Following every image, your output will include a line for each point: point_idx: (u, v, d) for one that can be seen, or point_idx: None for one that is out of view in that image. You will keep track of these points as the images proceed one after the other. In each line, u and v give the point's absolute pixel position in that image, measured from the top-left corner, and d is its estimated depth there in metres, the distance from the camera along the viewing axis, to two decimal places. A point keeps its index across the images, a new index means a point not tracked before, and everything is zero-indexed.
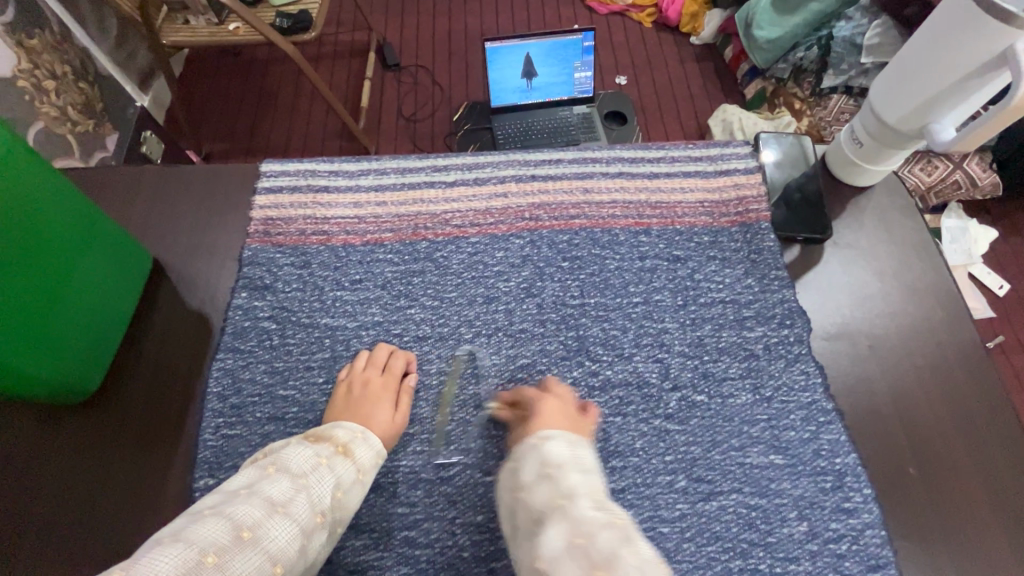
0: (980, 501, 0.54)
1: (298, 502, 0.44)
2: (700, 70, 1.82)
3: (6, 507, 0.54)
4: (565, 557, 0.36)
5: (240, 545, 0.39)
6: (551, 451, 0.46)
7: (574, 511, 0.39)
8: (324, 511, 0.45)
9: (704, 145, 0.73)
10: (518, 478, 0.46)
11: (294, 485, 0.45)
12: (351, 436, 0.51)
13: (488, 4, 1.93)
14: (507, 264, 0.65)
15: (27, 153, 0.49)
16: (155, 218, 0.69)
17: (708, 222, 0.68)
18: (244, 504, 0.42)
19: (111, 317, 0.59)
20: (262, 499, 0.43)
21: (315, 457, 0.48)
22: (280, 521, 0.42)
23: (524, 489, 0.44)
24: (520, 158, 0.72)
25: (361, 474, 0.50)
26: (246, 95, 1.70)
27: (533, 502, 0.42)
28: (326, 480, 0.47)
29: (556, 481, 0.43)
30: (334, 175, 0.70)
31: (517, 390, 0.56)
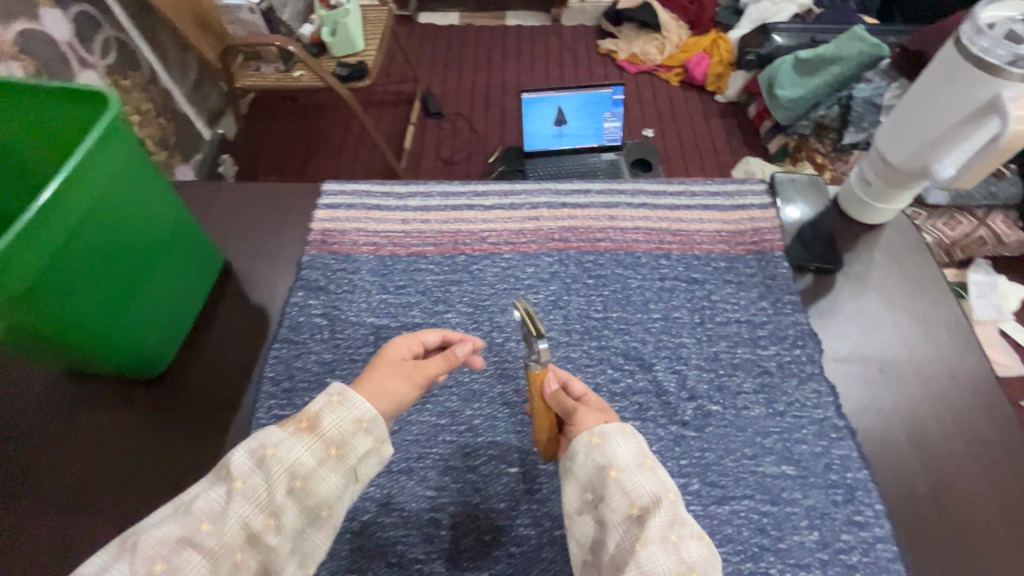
0: (996, 524, 0.55)
1: (233, 513, 0.40)
2: (724, 125, 1.92)
3: (79, 467, 0.61)
4: (668, 551, 0.40)
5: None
6: (645, 446, 0.49)
7: (678, 509, 0.44)
8: (277, 507, 0.41)
9: (723, 181, 0.79)
10: (610, 458, 0.46)
11: (227, 493, 0.40)
12: (325, 401, 0.46)
13: (526, 62, 2.10)
14: (536, 278, 0.71)
15: (144, 163, 0.58)
16: (227, 226, 0.78)
17: (725, 249, 0.73)
18: (166, 527, 0.39)
19: (187, 305, 0.67)
20: (188, 518, 0.39)
21: (259, 450, 0.42)
22: (196, 552, 0.38)
23: (625, 472, 0.45)
24: (552, 187, 0.79)
25: (333, 449, 0.44)
26: (301, 135, 1.86)
27: (637, 489, 0.44)
28: (278, 468, 0.42)
29: (656, 475, 0.46)
30: (385, 195, 0.79)
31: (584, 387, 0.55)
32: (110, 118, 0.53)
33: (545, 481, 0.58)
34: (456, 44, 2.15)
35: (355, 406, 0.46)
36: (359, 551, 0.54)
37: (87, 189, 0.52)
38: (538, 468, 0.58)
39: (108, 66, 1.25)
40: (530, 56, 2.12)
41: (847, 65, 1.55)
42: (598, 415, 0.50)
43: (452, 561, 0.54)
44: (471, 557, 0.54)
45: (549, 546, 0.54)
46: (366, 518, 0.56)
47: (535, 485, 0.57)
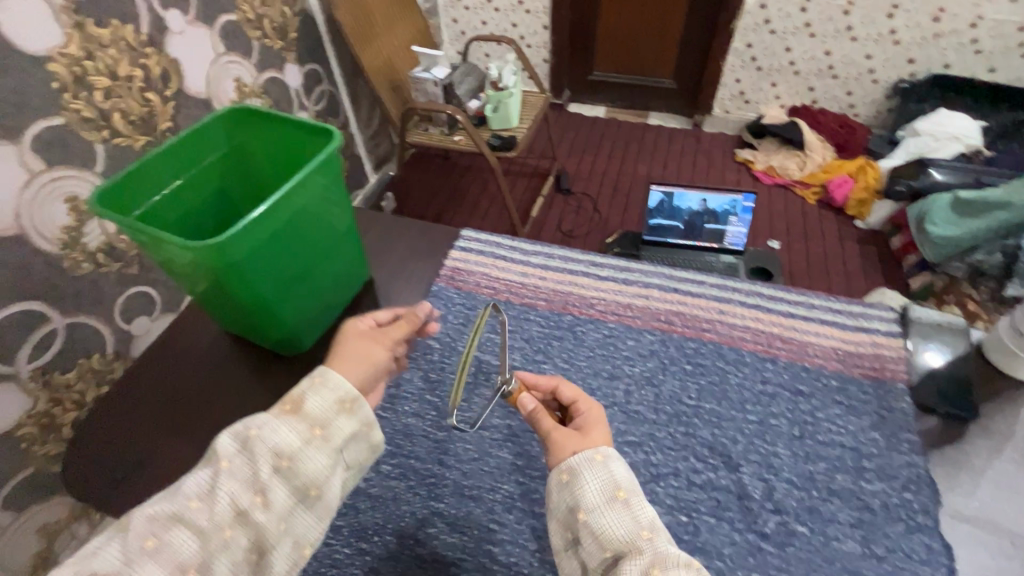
0: None
1: (221, 488, 0.43)
2: (860, 252, 1.84)
3: (220, 419, 0.72)
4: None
5: (137, 557, 0.40)
6: (618, 473, 0.48)
7: (657, 546, 0.43)
8: (260, 485, 0.44)
9: (847, 300, 0.77)
10: (581, 499, 0.47)
11: (215, 472, 0.44)
12: (308, 385, 0.50)
13: (661, 158, 2.21)
14: (636, 352, 0.74)
15: (340, 187, 0.72)
16: (377, 247, 0.91)
17: (838, 368, 0.70)
18: (157, 507, 0.43)
19: (333, 302, 0.79)
20: (178, 498, 0.43)
21: (243, 432, 0.46)
22: (184, 528, 0.42)
23: (595, 513, 0.46)
24: (666, 271, 0.83)
25: (316, 432, 0.48)
26: (445, 188, 2.10)
27: (608, 531, 0.45)
28: (262, 450, 0.45)
29: (632, 511, 0.46)
30: (512, 249, 0.88)
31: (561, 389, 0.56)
32: (330, 148, 0.67)
33: None
34: (597, 134, 2.33)
35: (336, 386, 0.50)
36: (418, 560, 0.58)
37: (298, 198, 0.65)
38: None
39: (317, 110, 1.55)
40: (666, 154, 2.22)
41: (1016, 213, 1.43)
42: (573, 443, 0.51)
43: None
44: None
45: None
46: (430, 531, 0.60)
47: None
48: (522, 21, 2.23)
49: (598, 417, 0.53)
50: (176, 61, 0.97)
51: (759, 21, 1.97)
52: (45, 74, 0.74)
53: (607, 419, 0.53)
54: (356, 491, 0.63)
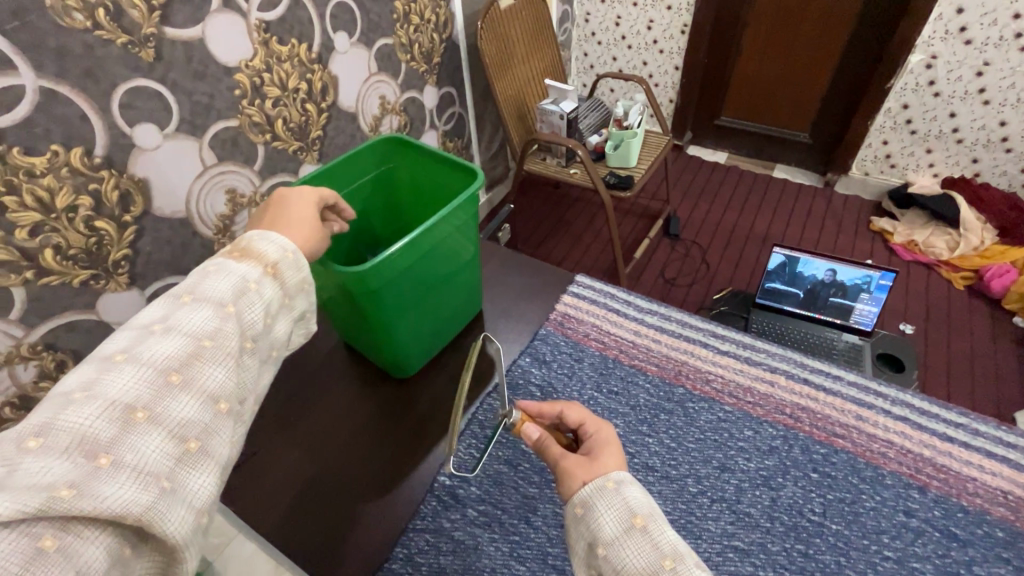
0: None
1: (229, 330, 0.43)
2: (1017, 356, 1.58)
3: (325, 426, 0.75)
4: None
5: (170, 388, 0.38)
6: (635, 499, 0.46)
7: None
8: (253, 333, 0.46)
9: (1021, 434, 0.66)
10: (599, 531, 0.45)
11: (220, 314, 0.43)
12: (278, 254, 0.50)
13: (783, 215, 2.06)
14: (753, 445, 0.67)
15: (475, 226, 0.74)
16: (490, 281, 0.92)
17: (1007, 518, 0.59)
18: (160, 343, 0.40)
19: (444, 332, 0.81)
20: (182, 335, 0.41)
21: (230, 296, 0.45)
22: (208, 361, 0.41)
23: (614, 546, 0.44)
24: (796, 358, 0.76)
25: (287, 296, 0.50)
26: (551, 217, 2.11)
27: (630, 566, 0.43)
28: (248, 307, 0.46)
29: (651, 539, 0.43)
30: (626, 304, 0.86)
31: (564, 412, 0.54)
32: (473, 189, 0.69)
33: None
34: (715, 180, 2.23)
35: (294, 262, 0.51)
36: None
37: (437, 233, 0.67)
38: None
39: (445, 130, 1.63)
40: (789, 211, 2.07)
41: None
42: (581, 471, 0.48)
43: None
44: None
45: None
46: None
47: None
48: (653, 59, 2.20)
49: (609, 438, 0.51)
50: (337, 76, 1.05)
51: (923, 81, 1.78)
52: (231, 82, 0.83)
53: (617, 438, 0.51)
54: (439, 529, 0.63)
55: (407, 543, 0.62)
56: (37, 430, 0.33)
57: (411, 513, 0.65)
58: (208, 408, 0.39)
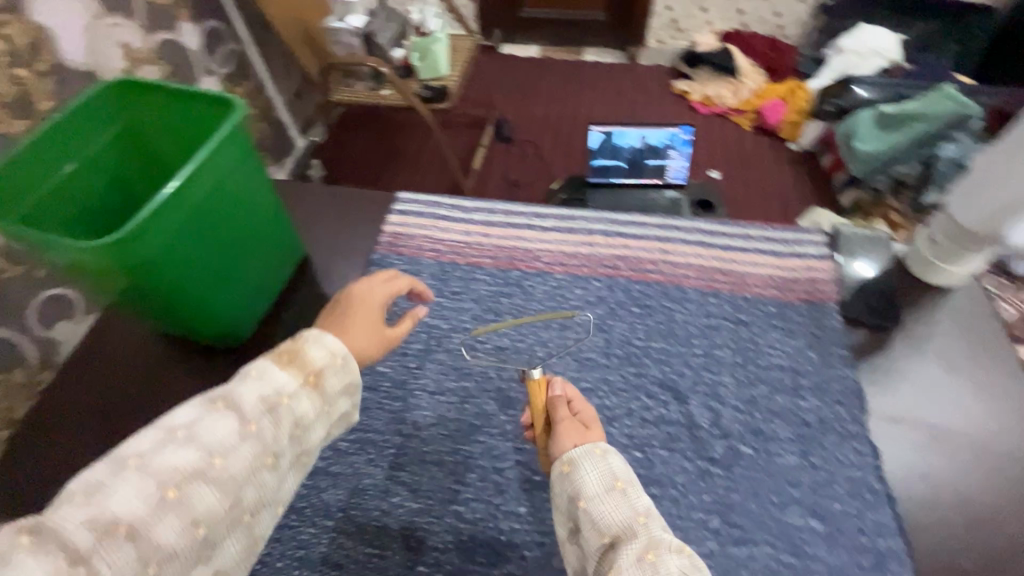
0: None
1: (240, 450, 0.41)
2: (795, 173, 1.90)
3: None
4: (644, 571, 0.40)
5: (161, 509, 0.36)
6: (616, 465, 0.48)
7: (651, 532, 0.43)
8: (275, 451, 0.43)
9: (780, 227, 0.80)
10: (581, 486, 0.47)
11: (241, 431, 0.41)
12: (330, 360, 0.47)
13: (599, 96, 2.17)
14: (584, 300, 0.74)
15: (252, 160, 0.66)
16: (310, 220, 0.86)
17: (776, 295, 0.73)
18: (178, 455, 0.39)
19: (269, 287, 0.74)
20: (197, 448, 0.39)
21: (273, 398, 0.43)
22: (210, 480, 0.39)
23: (593, 501, 0.45)
24: (609, 215, 0.83)
25: (328, 406, 0.47)
26: (381, 147, 2.00)
27: (605, 518, 0.44)
28: (275, 419, 0.43)
29: (628, 496, 0.45)
30: (452, 207, 0.86)
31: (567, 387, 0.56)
32: (232, 122, 0.61)
33: None
34: (533, 74, 2.25)
35: (345, 373, 0.48)
36: (385, 529, 0.58)
37: (206, 181, 0.59)
38: None
39: (226, 73, 1.42)
40: (603, 90, 2.18)
41: (931, 121, 1.52)
42: (577, 434, 0.50)
43: (469, 555, 0.57)
44: (485, 553, 0.57)
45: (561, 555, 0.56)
46: (394, 501, 0.60)
47: None
48: None
49: (597, 417, 0.53)
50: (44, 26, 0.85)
51: None
52: None
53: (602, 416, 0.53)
54: (314, 470, 0.62)
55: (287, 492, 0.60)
56: (30, 527, 0.33)
57: None
58: (186, 534, 0.37)
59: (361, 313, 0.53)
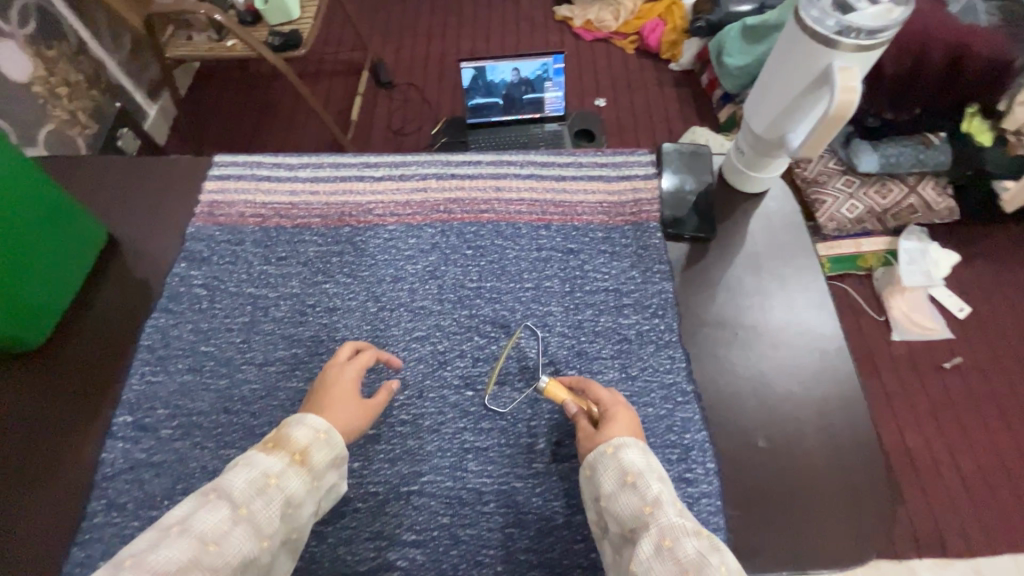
0: (814, 462, 0.60)
1: (235, 535, 0.42)
2: (677, 93, 1.91)
3: None
4: (658, 560, 0.41)
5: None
6: (629, 458, 0.50)
7: (662, 517, 0.44)
8: (270, 535, 0.44)
9: (611, 152, 0.81)
10: (599, 487, 0.50)
11: (233, 516, 0.43)
12: (313, 438, 0.50)
13: (480, 29, 2.06)
14: (417, 249, 0.73)
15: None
16: (116, 199, 0.77)
17: (604, 220, 0.75)
18: (172, 548, 0.39)
19: (61, 281, 0.66)
20: (191, 539, 0.40)
21: (263, 478, 0.46)
22: (212, 564, 0.40)
23: (612, 497, 0.48)
24: (443, 159, 0.81)
25: (316, 482, 0.49)
26: (249, 104, 1.80)
27: (622, 511, 0.47)
28: (266, 499, 0.45)
29: (639, 490, 0.47)
30: (276, 167, 0.80)
31: (585, 383, 0.59)
32: None
33: (397, 441, 0.60)
34: (410, 12, 2.11)
35: (330, 447, 0.51)
36: None
37: None
38: (393, 430, 0.61)
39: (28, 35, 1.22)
40: (484, 23, 2.08)
41: None
42: (606, 433, 0.53)
43: None
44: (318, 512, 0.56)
45: (394, 501, 0.57)
46: None
47: (388, 446, 0.60)
48: None
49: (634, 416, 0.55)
50: None
51: None
52: None
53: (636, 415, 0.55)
54: (135, 464, 0.58)
55: (105, 491, 0.57)
56: None
57: (95, 465, 0.59)
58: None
59: (337, 392, 0.55)
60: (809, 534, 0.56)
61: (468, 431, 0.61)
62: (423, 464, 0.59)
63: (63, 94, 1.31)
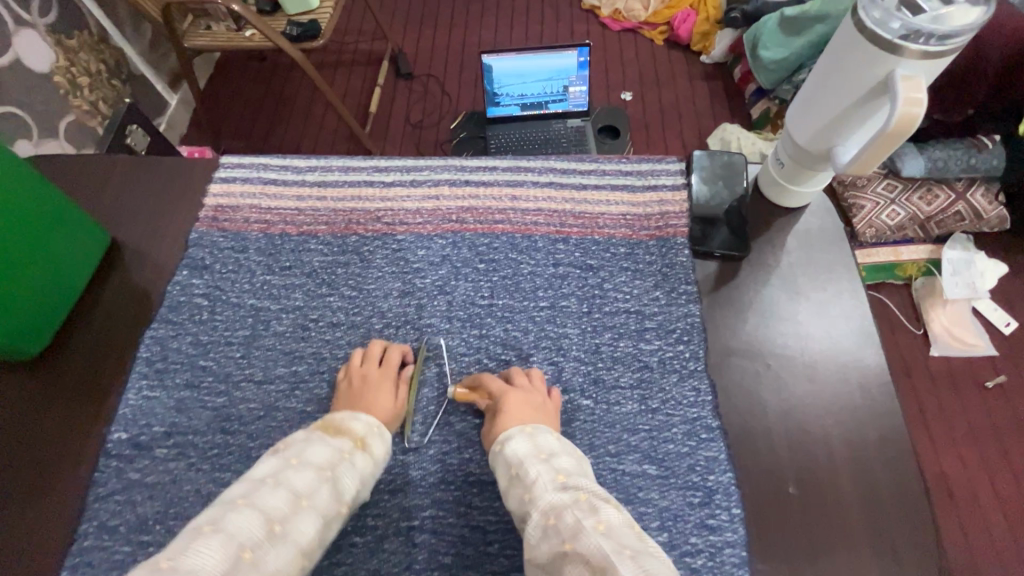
0: (852, 512, 0.54)
1: (321, 492, 0.47)
2: (707, 88, 1.82)
3: None
4: (545, 540, 0.41)
5: (272, 536, 0.42)
6: (514, 447, 0.50)
7: (540, 500, 0.44)
8: (341, 510, 0.48)
9: (636, 159, 0.75)
10: (497, 484, 0.50)
11: (318, 476, 0.48)
12: (366, 430, 0.54)
13: (504, 19, 1.99)
14: (426, 262, 0.69)
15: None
16: (120, 201, 0.75)
17: (627, 234, 0.70)
18: (272, 495, 0.45)
19: (60, 288, 0.64)
20: (237, 532, 0.41)
21: (334, 457, 0.51)
22: (306, 512, 0.45)
23: (506, 492, 0.48)
24: (457, 164, 0.76)
25: (375, 468, 0.53)
26: (268, 95, 1.78)
27: (514, 505, 0.47)
28: (333, 480, 0.49)
29: (523, 478, 0.47)
30: (283, 170, 0.76)
31: (479, 377, 0.59)
32: None
33: (398, 471, 0.57)
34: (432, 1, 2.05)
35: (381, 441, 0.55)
36: None
37: None
38: (394, 458, 0.57)
39: (48, 23, 1.20)
40: (508, 12, 2.01)
41: (831, 24, 1.46)
42: (499, 426, 0.53)
43: None
44: None
45: (393, 536, 0.54)
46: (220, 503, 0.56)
47: (389, 476, 0.57)
48: None
49: (525, 394, 0.55)
50: None
51: None
52: None
53: (526, 396, 0.55)
54: (128, 484, 0.57)
55: (97, 512, 0.55)
56: None
57: (89, 484, 0.57)
58: (293, 561, 0.43)
59: (378, 390, 0.58)
60: None
61: (474, 462, 0.57)
62: (425, 497, 0.56)
63: (83, 84, 1.29)
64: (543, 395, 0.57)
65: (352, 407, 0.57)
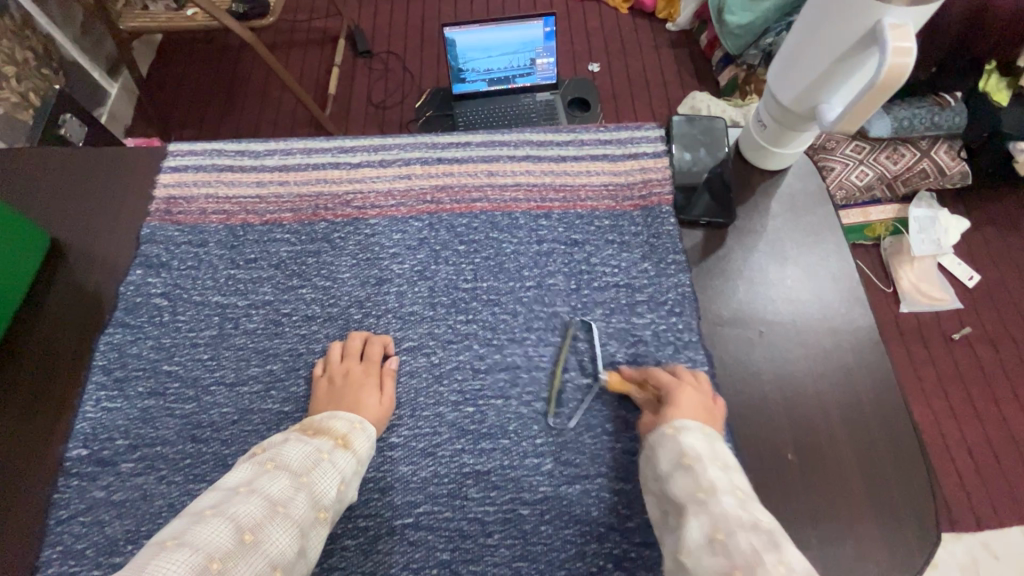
0: (848, 471, 0.54)
1: (298, 500, 0.44)
2: (675, 56, 1.79)
3: None
4: (710, 554, 0.39)
5: (241, 551, 0.39)
6: (691, 443, 0.47)
7: (715, 506, 0.41)
8: (324, 509, 0.46)
9: (616, 128, 0.72)
10: (655, 466, 0.48)
11: (294, 483, 0.45)
12: (349, 428, 0.52)
13: None
14: (403, 246, 0.65)
15: None
16: (59, 198, 0.68)
17: (611, 206, 0.67)
18: (244, 504, 0.42)
19: None
20: (201, 547, 0.38)
21: (315, 452, 0.48)
22: (280, 521, 0.42)
23: (668, 482, 0.46)
24: (428, 140, 0.72)
25: (360, 464, 0.51)
26: (218, 80, 1.67)
27: (678, 492, 0.44)
28: (314, 479, 0.46)
29: (695, 473, 0.44)
30: (239, 155, 0.71)
31: (646, 369, 0.56)
32: None
33: (388, 468, 0.54)
34: None
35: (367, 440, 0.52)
36: None
37: None
38: (382, 455, 0.55)
39: None
40: None
41: None
42: (680, 412, 0.50)
43: None
44: None
45: (386, 537, 0.51)
46: None
47: (378, 473, 0.54)
48: None
49: (707, 396, 0.52)
50: None
51: None
52: None
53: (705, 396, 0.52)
54: (94, 504, 0.52)
55: (61, 536, 0.51)
56: None
57: (47, 506, 0.52)
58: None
59: (364, 388, 0.55)
60: (839, 551, 0.51)
61: (467, 453, 0.55)
62: (417, 493, 0.53)
63: (9, 74, 1.17)
64: (712, 398, 0.53)
65: (334, 405, 0.54)
